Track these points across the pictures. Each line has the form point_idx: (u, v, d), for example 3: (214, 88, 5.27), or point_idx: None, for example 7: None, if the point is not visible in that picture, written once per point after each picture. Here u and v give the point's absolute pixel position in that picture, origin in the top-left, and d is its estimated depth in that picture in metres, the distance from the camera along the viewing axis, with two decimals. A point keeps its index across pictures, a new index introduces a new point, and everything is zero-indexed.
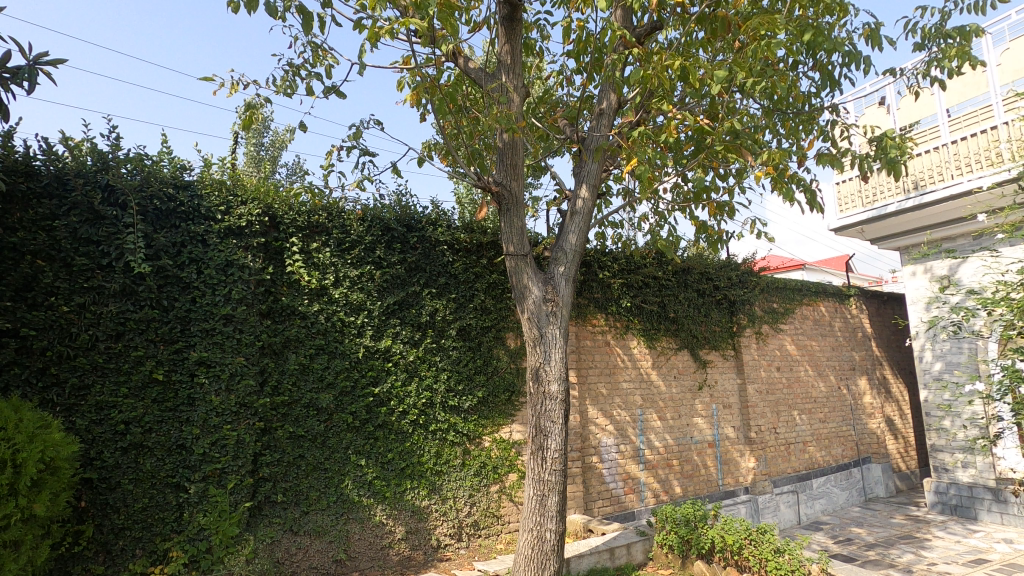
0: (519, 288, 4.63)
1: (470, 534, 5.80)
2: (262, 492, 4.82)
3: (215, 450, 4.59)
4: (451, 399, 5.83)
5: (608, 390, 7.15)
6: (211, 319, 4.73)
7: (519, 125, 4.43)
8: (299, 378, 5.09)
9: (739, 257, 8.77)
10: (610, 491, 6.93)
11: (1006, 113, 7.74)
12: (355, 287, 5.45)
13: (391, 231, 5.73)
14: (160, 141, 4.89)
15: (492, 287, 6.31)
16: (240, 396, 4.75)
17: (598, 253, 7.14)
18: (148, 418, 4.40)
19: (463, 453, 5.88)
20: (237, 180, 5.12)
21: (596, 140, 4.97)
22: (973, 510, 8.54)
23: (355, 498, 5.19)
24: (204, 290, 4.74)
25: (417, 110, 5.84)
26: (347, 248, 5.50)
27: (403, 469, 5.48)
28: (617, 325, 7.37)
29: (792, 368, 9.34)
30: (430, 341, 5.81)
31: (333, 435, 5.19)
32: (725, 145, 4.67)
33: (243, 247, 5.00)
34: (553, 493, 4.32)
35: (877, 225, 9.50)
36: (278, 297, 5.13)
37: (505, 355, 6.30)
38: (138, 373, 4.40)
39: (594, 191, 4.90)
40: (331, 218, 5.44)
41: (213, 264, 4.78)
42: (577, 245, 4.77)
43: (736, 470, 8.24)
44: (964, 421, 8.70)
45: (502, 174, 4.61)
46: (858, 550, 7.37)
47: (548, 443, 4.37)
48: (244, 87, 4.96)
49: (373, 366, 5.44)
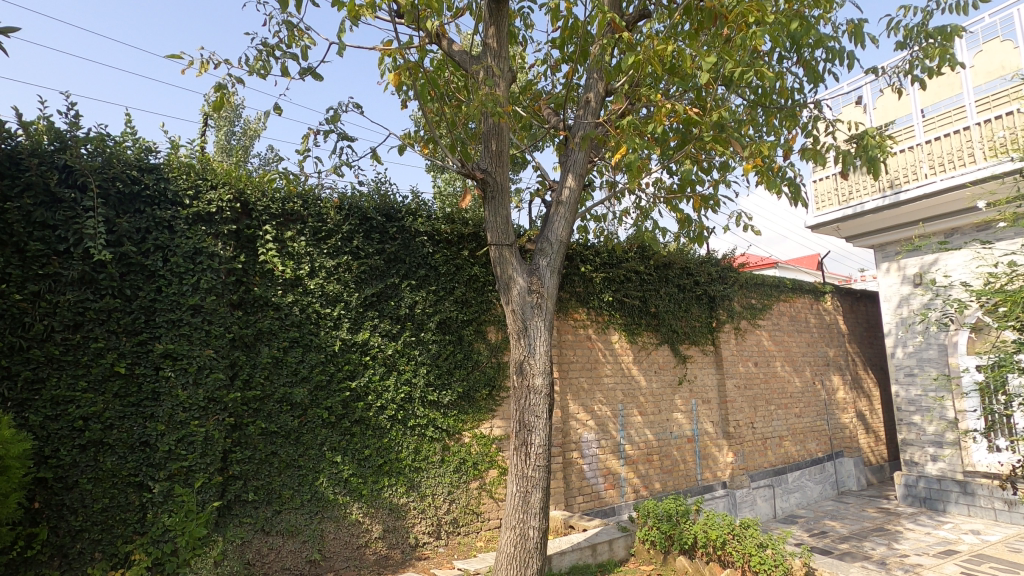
0: (503, 279, 4.50)
1: (449, 531, 5.67)
2: (232, 490, 4.60)
3: (182, 447, 4.36)
4: (431, 394, 5.68)
5: (590, 385, 7.09)
6: (178, 310, 4.49)
7: (505, 110, 4.26)
8: (272, 372, 4.88)
9: (719, 252, 8.81)
10: (590, 487, 6.86)
11: (978, 114, 8.00)
12: (331, 277, 5.27)
13: (370, 220, 5.56)
14: (124, 121, 4.62)
15: (473, 280, 6.17)
16: (209, 390, 4.52)
17: (581, 246, 7.06)
18: (109, 413, 4.15)
19: (442, 449, 5.74)
20: (206, 165, 4.87)
21: (583, 128, 4.84)
22: (941, 502, 8.74)
23: (331, 496, 5.01)
24: (171, 279, 4.50)
25: (397, 96, 5.65)
26: (323, 237, 5.31)
27: (380, 466, 5.32)
28: (599, 319, 7.30)
29: (769, 363, 9.42)
30: (409, 334, 5.64)
31: (308, 431, 4.99)
32: (713, 135, 4.62)
33: (213, 234, 4.76)
34: (536, 489, 4.22)
35: (853, 223, 9.62)
36: (250, 287, 4.91)
37: (485, 348, 6.18)
38: (99, 366, 4.15)
39: (581, 180, 4.79)
40: (307, 206, 5.24)
41: (180, 252, 4.53)
42: (562, 235, 4.66)
43: (714, 464, 8.28)
44: (933, 415, 8.91)
45: (486, 161, 4.46)
46: (832, 542, 7.47)
47: (531, 439, 4.26)
48: (214, 66, 4.68)
49: (350, 359, 5.26)
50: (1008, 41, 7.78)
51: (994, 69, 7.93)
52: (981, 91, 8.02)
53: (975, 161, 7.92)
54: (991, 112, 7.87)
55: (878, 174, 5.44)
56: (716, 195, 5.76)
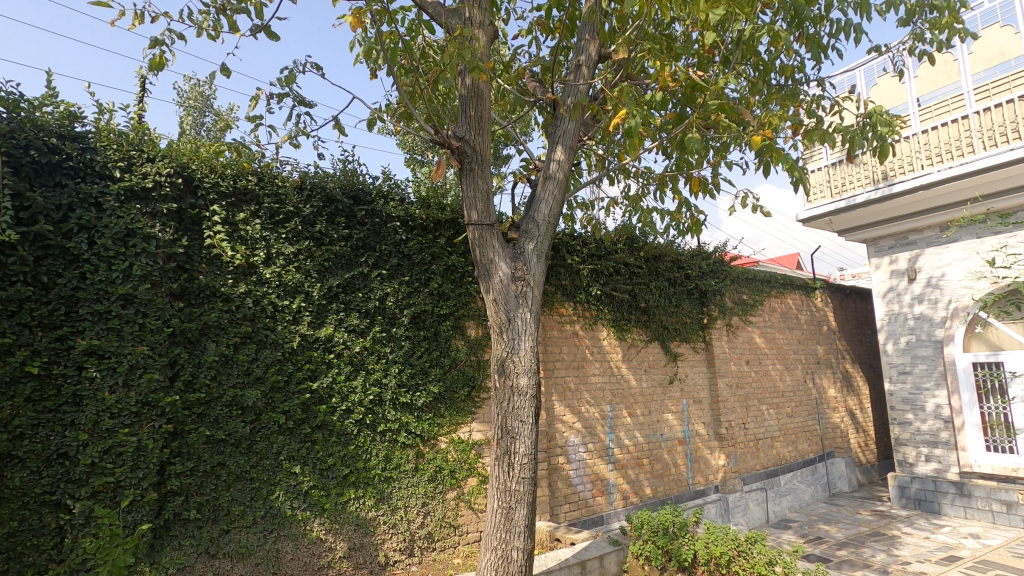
0: (483, 265, 3.97)
1: (422, 548, 5.12)
2: (170, 509, 3.99)
3: (108, 459, 3.74)
4: (403, 396, 5.13)
5: (577, 385, 6.60)
6: (106, 301, 3.87)
7: (486, 67, 3.74)
8: (219, 372, 4.28)
9: (710, 246, 8.44)
10: (577, 494, 6.37)
11: (976, 102, 7.72)
12: (291, 265, 4.69)
13: (335, 202, 5.00)
14: (43, 81, 3.99)
15: (451, 271, 5.65)
16: (142, 393, 3.90)
17: (567, 236, 6.58)
18: (19, 421, 3.51)
19: (416, 456, 5.19)
20: (143, 136, 4.25)
21: (574, 94, 4.32)
22: (936, 504, 8.43)
23: (288, 512, 4.44)
24: (98, 265, 3.88)
25: (366, 65, 5.09)
26: (282, 220, 4.73)
27: (345, 476, 4.75)
28: (586, 315, 6.82)
29: (760, 362, 9.05)
30: (379, 330, 5.08)
31: (261, 439, 4.41)
32: (720, 103, 4.16)
33: (149, 214, 4.15)
34: (521, 505, 3.70)
35: (845, 217, 9.30)
36: (194, 275, 4.30)
37: (464, 346, 5.66)
38: (6, 366, 3.50)
39: (571, 154, 4.28)
40: (263, 184, 4.66)
41: (109, 233, 3.92)
42: (549, 216, 4.15)
43: (706, 468, 7.87)
44: (928, 414, 8.62)
45: (464, 127, 3.92)
46: (829, 549, 7.10)
47: (515, 447, 3.74)
48: (151, 19, 4.05)
49: (311, 358, 4.69)
50: (1008, 26, 7.48)
51: (993, 55, 7.65)
52: (980, 78, 7.72)
53: (973, 151, 7.64)
54: (990, 100, 7.58)
55: (885, 157, 5.08)
56: (714, 178, 5.32)
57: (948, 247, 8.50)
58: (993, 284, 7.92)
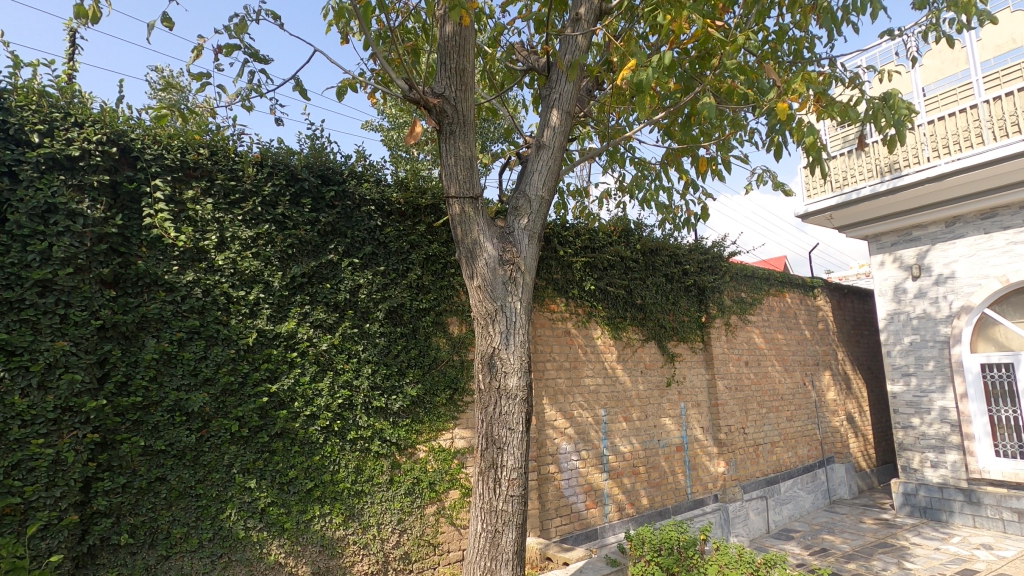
0: (466, 245, 3.45)
1: (398, 569, 4.56)
2: (96, 533, 3.40)
3: (16, 476, 3.13)
4: (377, 399, 4.57)
5: (569, 387, 6.10)
6: (18, 288, 3.26)
7: (470, 9, 3.23)
8: (160, 373, 3.70)
9: (708, 240, 8.01)
10: (569, 507, 5.86)
11: (985, 91, 7.34)
12: (248, 251, 4.12)
13: (300, 181, 4.45)
14: None
15: (431, 261, 5.12)
16: (63, 397, 3.30)
17: (558, 226, 6.08)
18: None
19: (390, 467, 4.63)
20: (72, 98, 3.66)
21: (571, 52, 3.84)
22: (943, 512, 8.06)
23: (241, 533, 3.85)
24: (9, 245, 3.27)
25: (337, 27, 4.53)
26: (238, 201, 4.17)
27: (309, 491, 4.18)
28: (579, 311, 6.32)
29: (760, 363, 8.63)
30: (350, 326, 4.51)
31: (209, 449, 3.82)
32: (737, 65, 3.69)
33: (77, 187, 3.56)
34: (509, 528, 3.18)
35: (846, 212, 8.87)
36: (131, 260, 3.71)
37: (446, 344, 5.13)
38: None
39: (568, 120, 3.79)
40: (215, 159, 4.10)
41: (25, 207, 3.32)
42: (543, 188, 3.64)
43: (704, 476, 7.39)
44: (934, 417, 8.25)
45: (444, 82, 3.40)
46: (836, 562, 6.68)
47: (503, 460, 3.21)
48: None
49: (270, 356, 4.12)
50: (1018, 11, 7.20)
51: (1002, 42, 7.39)
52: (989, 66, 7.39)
53: (982, 142, 7.20)
54: (999, 89, 7.23)
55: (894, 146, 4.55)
56: (724, 157, 4.85)
57: (955, 243, 8.16)
58: (1002, 281, 7.58)
